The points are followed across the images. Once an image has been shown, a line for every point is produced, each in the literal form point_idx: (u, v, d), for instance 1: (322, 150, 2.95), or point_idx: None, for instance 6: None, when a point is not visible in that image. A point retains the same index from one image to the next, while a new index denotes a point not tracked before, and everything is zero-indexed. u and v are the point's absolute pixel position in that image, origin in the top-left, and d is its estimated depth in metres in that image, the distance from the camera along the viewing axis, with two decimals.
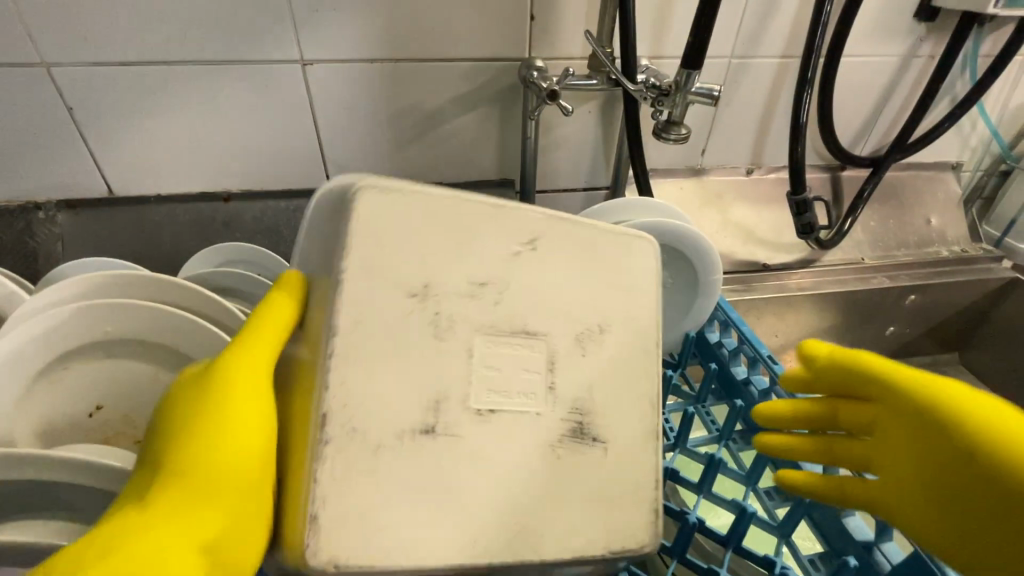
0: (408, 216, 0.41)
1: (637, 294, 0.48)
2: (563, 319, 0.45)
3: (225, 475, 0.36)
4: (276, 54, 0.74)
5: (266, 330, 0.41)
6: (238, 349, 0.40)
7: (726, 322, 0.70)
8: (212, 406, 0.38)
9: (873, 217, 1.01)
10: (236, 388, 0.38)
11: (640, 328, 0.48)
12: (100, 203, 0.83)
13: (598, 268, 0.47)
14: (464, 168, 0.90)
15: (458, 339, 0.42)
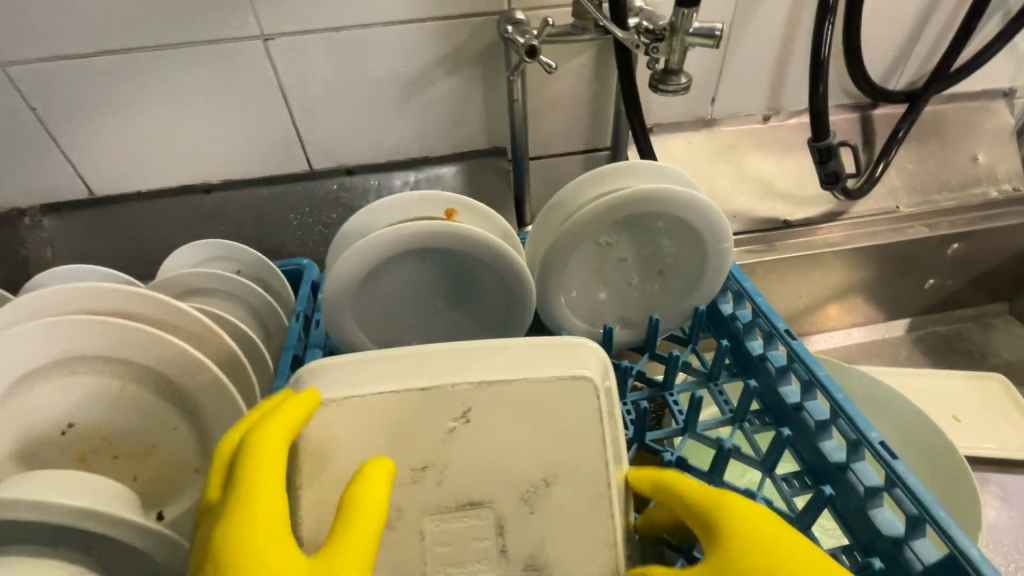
0: (331, 420, 0.36)
1: (592, 425, 0.37)
2: (504, 478, 0.36)
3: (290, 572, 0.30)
4: (234, 31, 0.69)
5: (362, 526, 0.32)
6: (260, 462, 0.32)
7: (739, 293, 0.64)
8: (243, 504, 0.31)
9: (910, 159, 0.91)
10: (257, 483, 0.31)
11: (596, 466, 0.37)
12: (84, 204, 0.81)
13: (546, 404, 0.37)
14: (451, 139, 0.84)
15: (407, 523, 0.35)
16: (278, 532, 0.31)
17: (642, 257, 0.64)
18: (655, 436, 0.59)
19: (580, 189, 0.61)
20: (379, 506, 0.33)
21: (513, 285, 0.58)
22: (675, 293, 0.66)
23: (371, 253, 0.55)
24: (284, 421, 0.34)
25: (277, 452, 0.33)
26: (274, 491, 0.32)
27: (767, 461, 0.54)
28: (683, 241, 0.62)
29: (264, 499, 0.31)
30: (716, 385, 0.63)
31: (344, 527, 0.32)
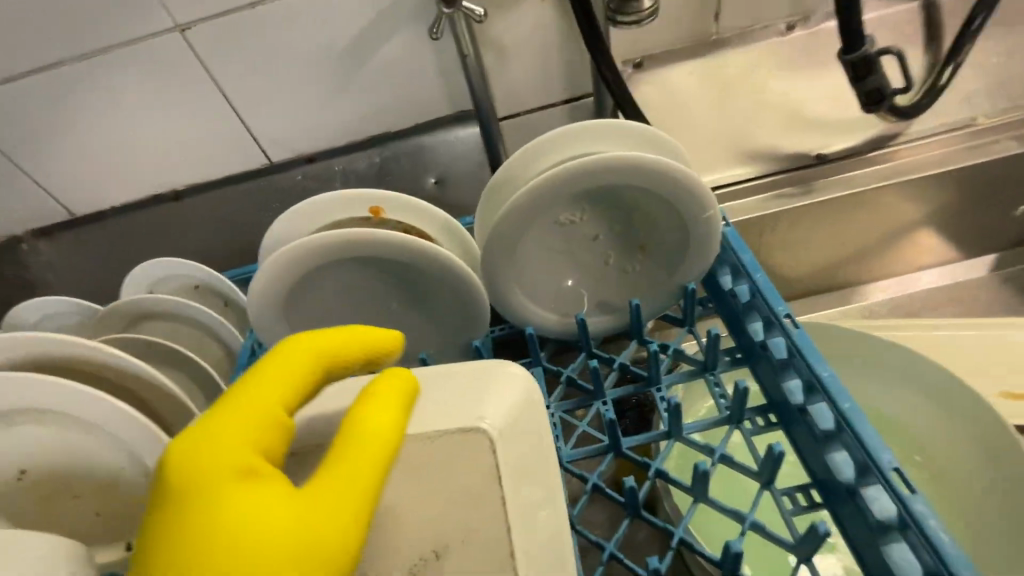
0: None
1: (490, 481, 0.31)
2: (388, 552, 0.31)
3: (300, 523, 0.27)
4: (149, 26, 0.63)
5: (369, 445, 0.30)
6: (259, 391, 0.29)
7: (737, 266, 0.52)
8: (248, 425, 0.28)
9: (990, 53, 0.71)
10: (257, 410, 0.29)
11: (495, 536, 0.31)
12: (70, 225, 0.81)
13: (442, 461, 0.31)
14: (412, 108, 0.75)
15: None
16: (265, 435, 0.29)
17: (613, 234, 0.54)
18: (635, 441, 0.51)
19: (526, 162, 0.51)
20: (388, 426, 0.30)
21: (455, 284, 0.51)
22: (660, 272, 0.56)
23: (291, 267, 0.50)
24: (342, 339, 0.33)
25: (298, 363, 0.31)
26: (269, 400, 0.29)
27: (763, 474, 0.45)
28: (658, 212, 0.51)
29: (255, 400, 0.29)
30: (713, 375, 0.53)
31: (341, 449, 0.29)
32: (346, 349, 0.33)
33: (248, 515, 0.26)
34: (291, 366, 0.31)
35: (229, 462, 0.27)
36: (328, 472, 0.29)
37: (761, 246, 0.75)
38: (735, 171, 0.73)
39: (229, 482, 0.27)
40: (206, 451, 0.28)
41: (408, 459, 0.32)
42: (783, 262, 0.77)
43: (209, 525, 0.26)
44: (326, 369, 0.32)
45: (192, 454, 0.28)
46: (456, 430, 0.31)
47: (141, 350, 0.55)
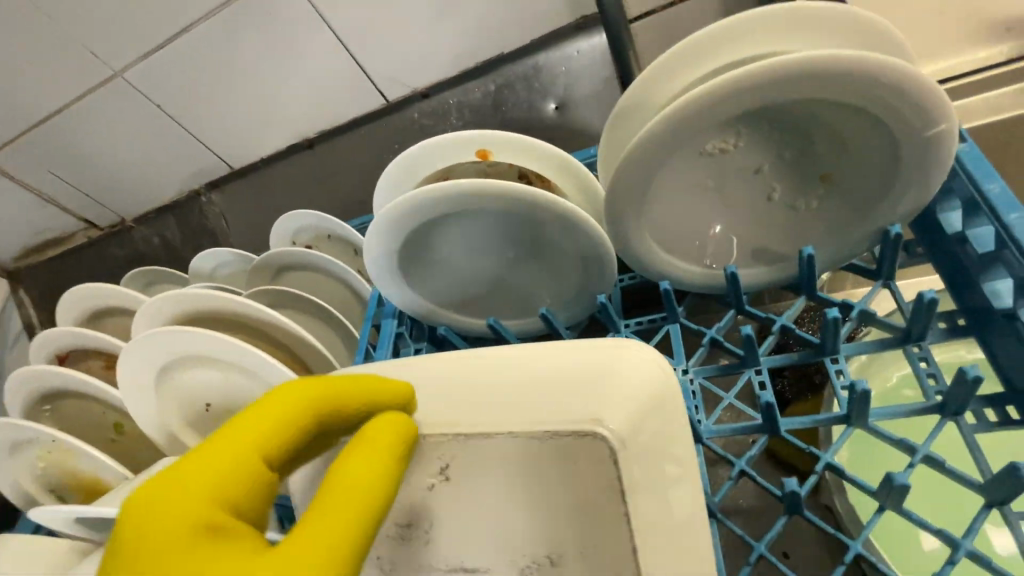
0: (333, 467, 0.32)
1: (614, 494, 0.26)
2: (500, 555, 0.28)
3: None
4: None
5: (356, 495, 0.24)
6: (245, 429, 0.26)
7: (974, 201, 0.38)
8: (213, 475, 0.24)
9: None
10: (233, 451, 0.25)
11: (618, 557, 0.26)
12: (232, 177, 0.90)
13: (560, 464, 0.27)
14: (522, 22, 0.66)
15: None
16: (236, 478, 0.24)
17: (781, 162, 0.42)
18: (798, 423, 0.42)
19: (662, 79, 0.41)
20: (378, 458, 0.26)
21: (588, 246, 0.46)
22: (841, 212, 0.42)
23: (405, 221, 0.47)
24: (342, 383, 0.29)
25: (289, 404, 0.27)
26: (246, 437, 0.25)
27: (993, 491, 0.33)
28: (853, 128, 0.37)
29: (227, 443, 0.25)
30: (919, 346, 0.40)
31: (320, 498, 0.24)
32: (347, 399, 0.29)
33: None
34: (279, 405, 0.27)
35: (182, 520, 0.23)
36: (307, 522, 0.23)
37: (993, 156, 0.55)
38: None
39: (183, 545, 0.22)
40: (166, 498, 0.23)
41: (513, 456, 0.28)
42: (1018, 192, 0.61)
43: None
44: (321, 414, 0.28)
45: (140, 512, 0.23)
46: (569, 433, 0.26)
47: (288, 299, 0.59)
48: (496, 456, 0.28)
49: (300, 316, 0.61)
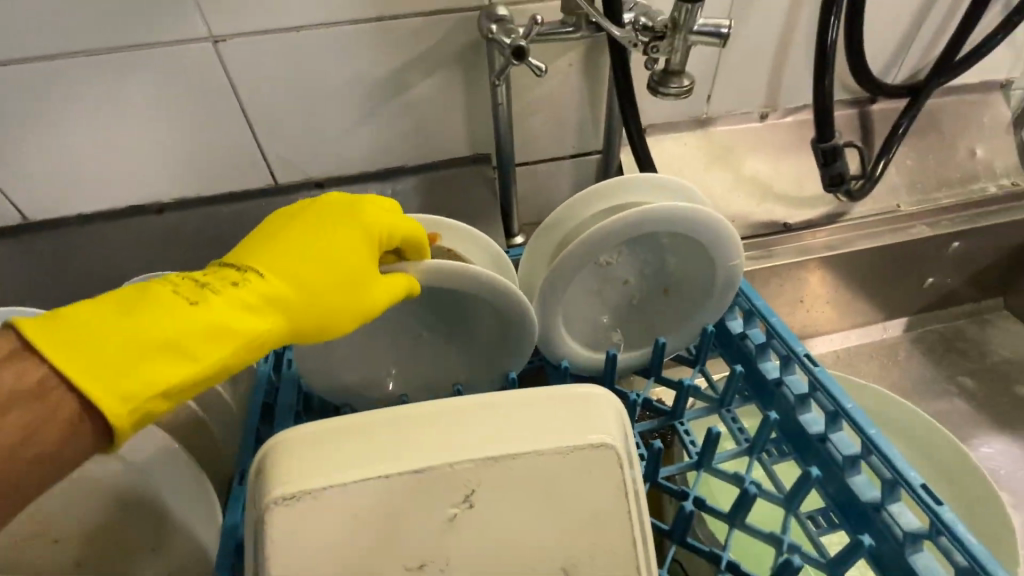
0: (327, 519, 0.30)
1: (617, 500, 0.32)
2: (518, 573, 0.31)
3: (313, 296, 0.43)
4: (175, 32, 0.59)
5: (375, 294, 0.46)
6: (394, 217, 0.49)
7: (750, 312, 0.59)
8: (348, 225, 0.46)
9: (909, 155, 0.87)
10: (364, 218, 0.47)
11: (618, 556, 0.32)
12: (18, 229, 0.70)
13: (575, 478, 0.32)
14: (428, 147, 0.76)
15: None
16: (359, 234, 0.46)
17: (643, 275, 0.59)
18: (668, 471, 0.54)
19: (574, 210, 0.55)
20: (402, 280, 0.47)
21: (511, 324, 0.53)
22: (677, 314, 0.61)
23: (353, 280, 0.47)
24: (410, 223, 0.50)
25: (403, 219, 0.49)
26: (383, 218, 0.48)
27: (791, 499, 0.49)
28: (689, 256, 0.57)
29: (377, 216, 0.47)
30: (728, 410, 0.58)
31: (366, 274, 0.45)
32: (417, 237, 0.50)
33: (301, 274, 0.42)
34: (399, 216, 0.49)
35: (324, 234, 0.45)
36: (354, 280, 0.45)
37: None
38: None
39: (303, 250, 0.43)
40: (342, 215, 0.47)
41: (533, 475, 0.32)
42: None
43: (294, 246, 0.44)
44: (397, 235, 0.49)
45: (338, 209, 0.47)
46: (584, 448, 0.32)
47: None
48: (520, 474, 0.32)
49: None
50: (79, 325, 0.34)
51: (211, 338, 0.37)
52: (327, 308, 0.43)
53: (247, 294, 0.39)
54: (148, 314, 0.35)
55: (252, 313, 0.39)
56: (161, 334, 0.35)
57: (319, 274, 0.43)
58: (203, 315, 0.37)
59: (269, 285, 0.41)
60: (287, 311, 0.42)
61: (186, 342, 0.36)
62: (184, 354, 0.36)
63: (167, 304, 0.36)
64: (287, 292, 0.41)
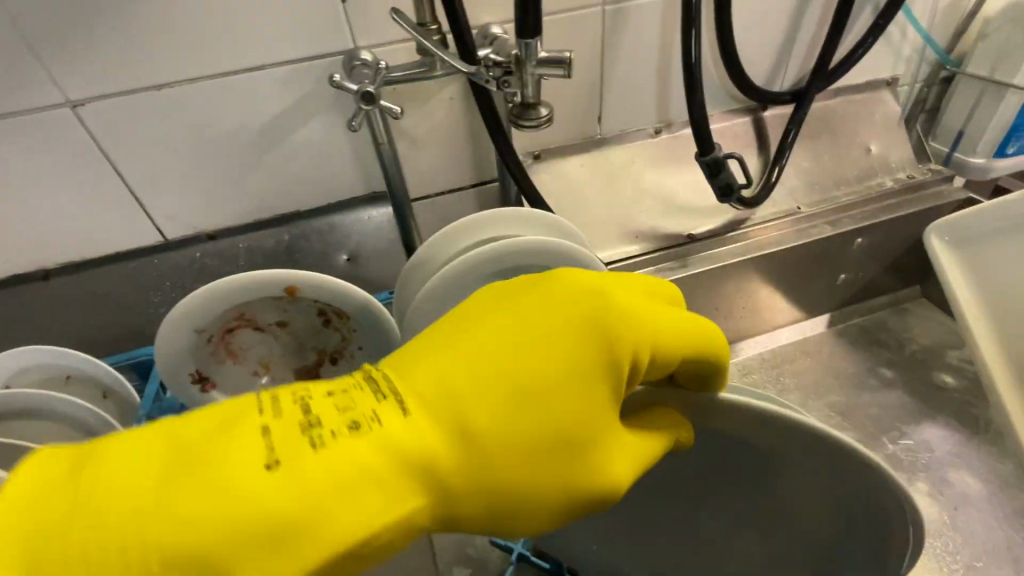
0: None
1: None
2: None
3: (521, 478, 0.34)
4: (29, 100, 0.58)
5: (631, 454, 0.37)
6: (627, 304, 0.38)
7: None
8: (581, 362, 0.36)
9: (805, 157, 0.89)
10: (580, 354, 0.36)
11: None
12: None
13: None
14: (323, 189, 0.76)
15: None
16: (604, 355, 0.36)
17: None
18: None
19: (444, 245, 0.56)
20: (650, 441, 0.38)
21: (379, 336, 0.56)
22: None
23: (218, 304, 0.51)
24: (672, 317, 0.40)
25: (647, 316, 0.39)
26: (612, 334, 0.36)
27: None
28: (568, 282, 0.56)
29: (575, 342, 0.36)
30: None
31: (596, 442, 0.36)
32: (693, 334, 0.41)
33: (528, 431, 0.34)
34: (653, 309, 0.40)
35: (519, 372, 0.34)
36: (585, 434, 0.35)
37: None
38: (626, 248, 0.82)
39: (542, 394, 0.34)
40: (524, 337, 0.36)
41: None
42: None
43: (515, 386, 0.34)
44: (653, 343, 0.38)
45: (609, 320, 0.37)
46: None
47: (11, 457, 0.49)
48: None
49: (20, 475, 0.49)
50: (120, 506, 0.27)
51: (281, 549, 0.28)
52: (566, 468, 0.35)
53: (384, 440, 0.31)
54: (207, 493, 0.28)
55: (388, 493, 0.31)
56: (259, 503, 0.28)
57: (510, 433, 0.33)
58: (290, 496, 0.28)
59: (428, 451, 0.32)
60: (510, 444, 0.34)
61: (328, 492, 0.29)
62: (284, 530, 0.28)
63: (247, 490, 0.28)
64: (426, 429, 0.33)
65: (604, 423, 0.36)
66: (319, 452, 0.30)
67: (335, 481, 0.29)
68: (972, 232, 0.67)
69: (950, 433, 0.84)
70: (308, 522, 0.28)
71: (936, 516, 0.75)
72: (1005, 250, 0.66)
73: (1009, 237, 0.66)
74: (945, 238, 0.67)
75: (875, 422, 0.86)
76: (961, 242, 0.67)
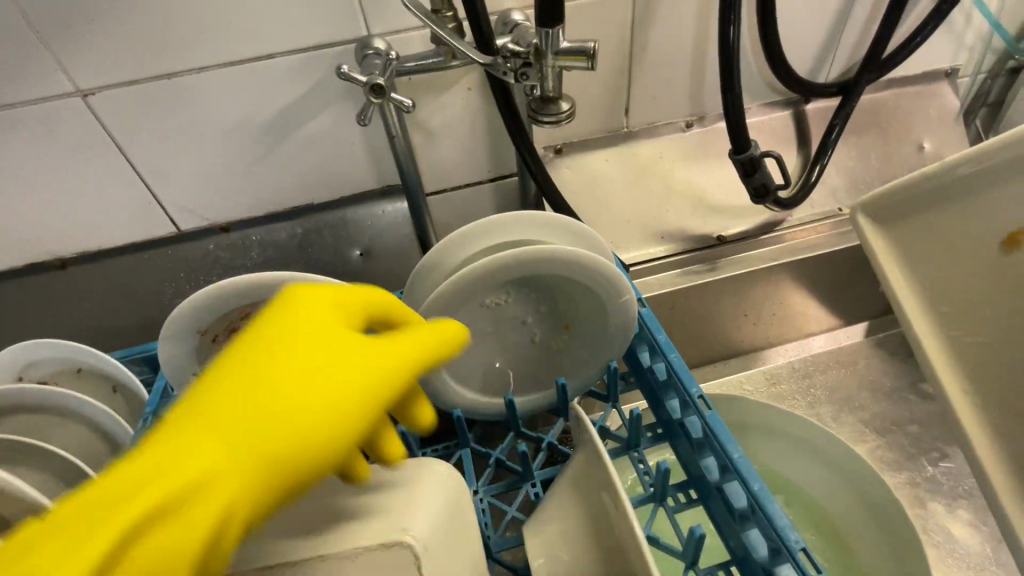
0: None
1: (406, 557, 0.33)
2: None
3: (286, 415, 0.29)
4: (40, 91, 0.57)
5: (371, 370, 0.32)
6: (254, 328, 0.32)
7: (653, 346, 0.54)
8: (276, 334, 0.31)
9: (849, 156, 0.83)
10: (296, 320, 0.32)
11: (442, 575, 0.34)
12: None
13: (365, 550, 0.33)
14: (336, 181, 0.74)
15: None
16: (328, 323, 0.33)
17: (528, 322, 0.56)
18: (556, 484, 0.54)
19: (452, 250, 0.53)
20: (430, 335, 0.38)
21: None
22: (582, 353, 0.58)
23: (221, 305, 0.50)
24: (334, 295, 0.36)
25: (280, 319, 0.32)
26: (319, 321, 0.33)
27: (687, 555, 0.45)
28: (585, 289, 0.53)
29: (266, 336, 0.31)
30: (637, 452, 0.54)
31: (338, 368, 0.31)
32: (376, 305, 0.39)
33: (272, 398, 0.29)
34: (319, 297, 0.34)
35: (252, 368, 0.30)
36: (338, 371, 0.31)
37: (672, 316, 0.81)
38: (649, 249, 0.78)
39: (255, 373, 0.29)
40: (260, 349, 0.31)
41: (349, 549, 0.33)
42: (701, 342, 0.87)
43: (287, 369, 0.30)
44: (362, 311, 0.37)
45: (257, 339, 0.31)
46: (379, 542, 0.33)
47: (16, 454, 0.49)
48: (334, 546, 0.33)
49: (27, 469, 0.49)
50: None
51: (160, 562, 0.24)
52: (346, 396, 0.31)
53: (219, 475, 0.26)
54: None
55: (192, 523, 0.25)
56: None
57: (279, 424, 0.28)
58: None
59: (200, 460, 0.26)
60: (299, 438, 0.29)
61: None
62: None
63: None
64: (221, 461, 0.27)
65: (359, 374, 0.32)
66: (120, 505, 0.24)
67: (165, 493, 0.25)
68: (903, 211, 0.57)
69: None
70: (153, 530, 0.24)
71: (978, 548, 0.70)
72: (947, 229, 0.54)
73: (954, 206, 0.53)
74: (876, 222, 0.59)
75: (914, 442, 0.81)
76: (893, 228, 0.58)
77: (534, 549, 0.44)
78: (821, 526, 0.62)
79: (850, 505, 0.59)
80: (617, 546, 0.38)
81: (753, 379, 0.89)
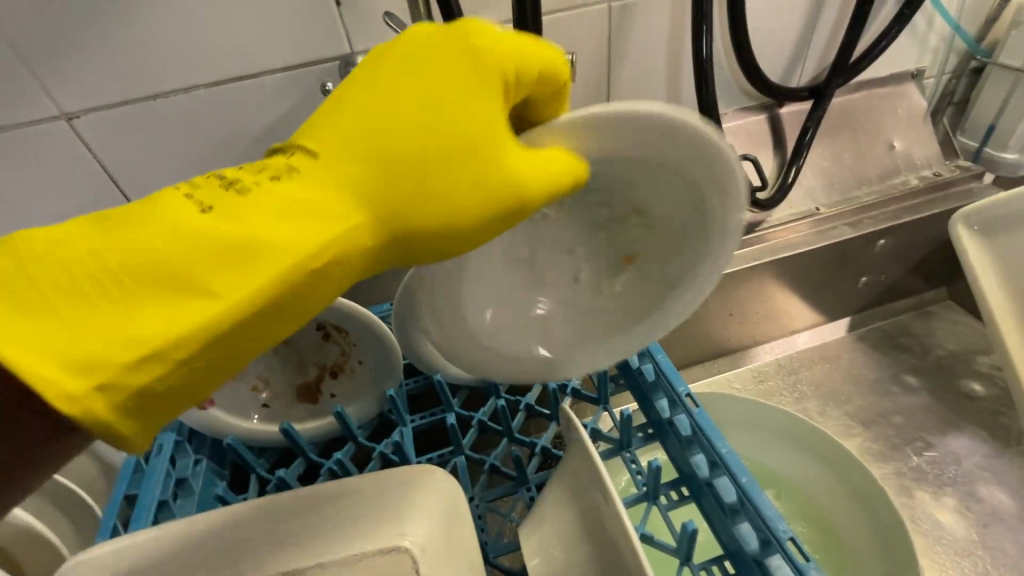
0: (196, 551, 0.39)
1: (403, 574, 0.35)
2: None
3: (386, 146, 0.31)
4: (24, 114, 0.58)
5: (451, 125, 0.32)
6: (378, 62, 0.34)
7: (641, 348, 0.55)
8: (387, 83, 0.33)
9: (823, 156, 0.86)
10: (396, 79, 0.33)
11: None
12: None
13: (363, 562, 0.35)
14: None
15: None
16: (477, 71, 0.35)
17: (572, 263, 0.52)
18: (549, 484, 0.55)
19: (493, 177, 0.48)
20: (514, 50, 0.36)
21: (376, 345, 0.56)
22: None
23: None
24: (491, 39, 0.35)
25: (402, 58, 0.34)
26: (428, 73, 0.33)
27: (680, 551, 0.46)
28: (577, 197, 0.49)
29: (379, 82, 0.33)
30: (629, 452, 0.55)
31: (442, 115, 0.32)
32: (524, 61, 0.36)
33: (398, 118, 0.32)
34: (421, 53, 0.34)
35: (351, 112, 0.33)
36: (432, 116, 0.32)
37: None
38: None
39: (364, 102, 0.33)
40: (363, 102, 0.33)
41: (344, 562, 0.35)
42: (689, 343, 0.88)
43: (381, 112, 0.32)
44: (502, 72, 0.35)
45: (360, 90, 0.33)
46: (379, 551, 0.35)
47: None
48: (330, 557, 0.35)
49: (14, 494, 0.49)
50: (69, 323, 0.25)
51: (156, 294, 0.26)
52: (441, 145, 0.32)
53: (312, 178, 0.31)
54: (79, 312, 0.25)
55: (213, 257, 0.27)
56: (110, 292, 0.26)
57: (361, 168, 0.31)
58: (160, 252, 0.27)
59: (236, 196, 0.29)
60: (451, 177, 0.32)
61: (183, 260, 0.27)
62: (176, 285, 0.27)
63: (124, 313, 0.26)
64: (370, 172, 0.31)
65: (460, 116, 0.33)
66: (187, 219, 0.28)
67: (223, 232, 0.27)
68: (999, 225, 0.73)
69: (978, 445, 0.80)
70: (192, 269, 0.27)
71: (964, 533, 0.72)
72: None
73: None
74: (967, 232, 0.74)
75: (899, 432, 0.83)
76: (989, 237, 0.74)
77: (529, 549, 0.45)
78: (810, 515, 0.62)
79: (839, 497, 0.60)
80: (604, 544, 0.39)
81: (742, 378, 0.91)
